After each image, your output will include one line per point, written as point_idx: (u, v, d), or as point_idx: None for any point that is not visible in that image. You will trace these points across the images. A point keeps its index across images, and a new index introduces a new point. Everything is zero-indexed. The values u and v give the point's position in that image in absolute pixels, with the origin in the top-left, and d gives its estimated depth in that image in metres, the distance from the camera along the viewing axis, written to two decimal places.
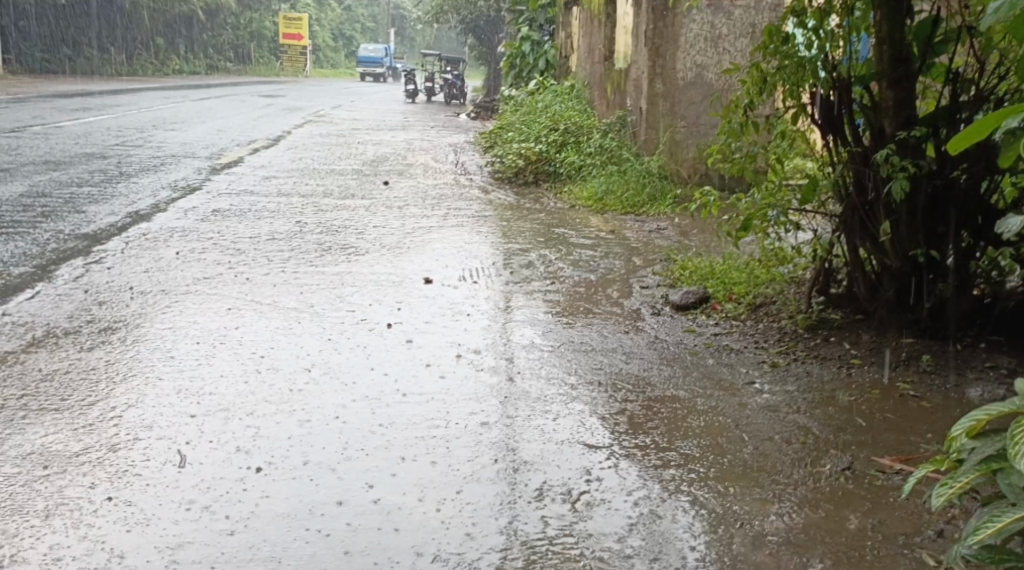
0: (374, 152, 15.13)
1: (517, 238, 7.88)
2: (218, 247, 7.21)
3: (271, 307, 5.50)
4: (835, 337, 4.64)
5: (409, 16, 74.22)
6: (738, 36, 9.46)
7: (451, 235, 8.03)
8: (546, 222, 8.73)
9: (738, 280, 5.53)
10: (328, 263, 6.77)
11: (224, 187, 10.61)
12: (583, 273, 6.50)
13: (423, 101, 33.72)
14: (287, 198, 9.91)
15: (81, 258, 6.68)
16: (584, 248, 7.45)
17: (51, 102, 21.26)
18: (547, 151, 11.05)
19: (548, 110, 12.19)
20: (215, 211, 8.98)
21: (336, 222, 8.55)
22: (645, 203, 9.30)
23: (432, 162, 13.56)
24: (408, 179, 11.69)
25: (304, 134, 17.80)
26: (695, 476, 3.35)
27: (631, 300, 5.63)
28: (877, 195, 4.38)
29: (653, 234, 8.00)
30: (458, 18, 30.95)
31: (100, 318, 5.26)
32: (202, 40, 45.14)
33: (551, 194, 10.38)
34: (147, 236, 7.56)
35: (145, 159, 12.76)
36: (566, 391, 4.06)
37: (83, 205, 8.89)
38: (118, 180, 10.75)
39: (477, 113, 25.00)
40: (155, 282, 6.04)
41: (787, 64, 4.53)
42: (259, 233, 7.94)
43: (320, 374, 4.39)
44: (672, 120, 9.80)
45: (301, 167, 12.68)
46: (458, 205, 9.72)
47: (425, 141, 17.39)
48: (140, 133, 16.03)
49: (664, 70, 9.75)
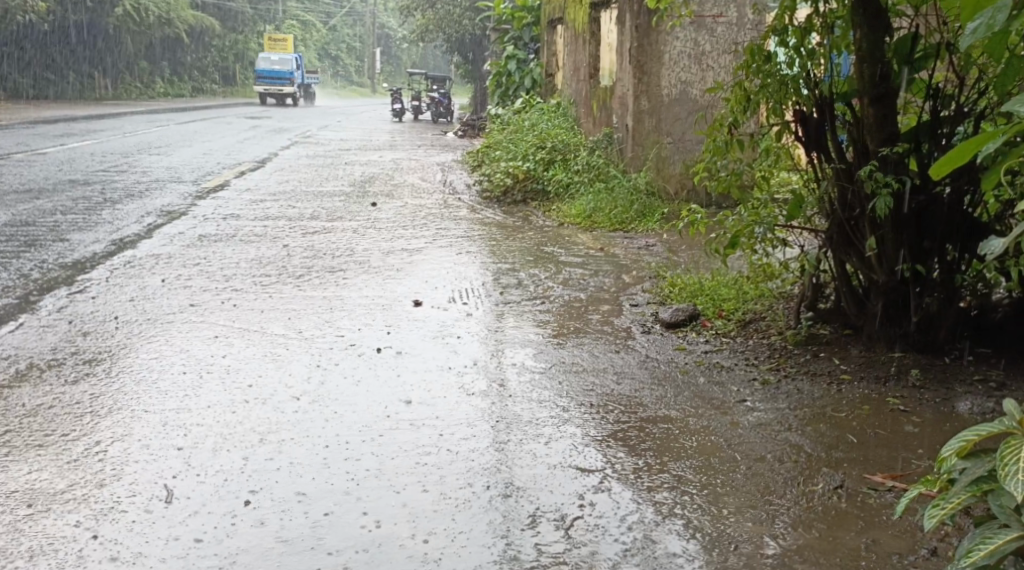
0: (362, 172, 15.15)
1: (506, 258, 7.89)
2: (206, 274, 7.19)
3: (259, 334, 5.48)
4: (823, 352, 4.63)
5: (395, 36, 74.44)
6: (721, 52, 9.62)
7: (440, 256, 8.03)
8: (534, 242, 8.74)
9: (727, 297, 5.53)
10: (316, 288, 6.76)
11: (210, 211, 10.61)
12: (572, 292, 6.50)
13: (410, 120, 33.82)
14: (274, 222, 9.91)
15: (66, 288, 6.66)
16: (572, 266, 7.44)
17: (36, 128, 21.25)
18: (534, 169, 11.08)
19: (534, 128, 12.23)
20: (202, 237, 8.97)
21: (324, 245, 8.54)
22: (633, 219, 9.31)
23: (419, 182, 13.58)
24: (396, 200, 11.71)
25: (291, 155, 17.83)
26: (687, 499, 3.34)
27: (621, 319, 5.63)
28: (862, 211, 4.39)
29: (641, 251, 8.02)
30: (443, 36, 31.18)
31: (86, 349, 5.24)
32: (188, 63, 45.18)
33: (538, 212, 10.40)
34: (133, 263, 7.55)
35: (131, 185, 12.73)
36: (557, 413, 4.06)
37: (68, 234, 8.87)
38: (103, 207, 10.72)
39: (464, 131, 25.04)
40: (140, 311, 6.03)
41: (770, 83, 4.57)
42: (246, 257, 7.93)
43: (309, 402, 4.38)
44: (658, 137, 9.88)
45: (288, 190, 12.66)
46: (445, 226, 9.72)
47: (413, 161, 17.44)
48: (126, 158, 16.01)
49: (649, 87, 9.75)
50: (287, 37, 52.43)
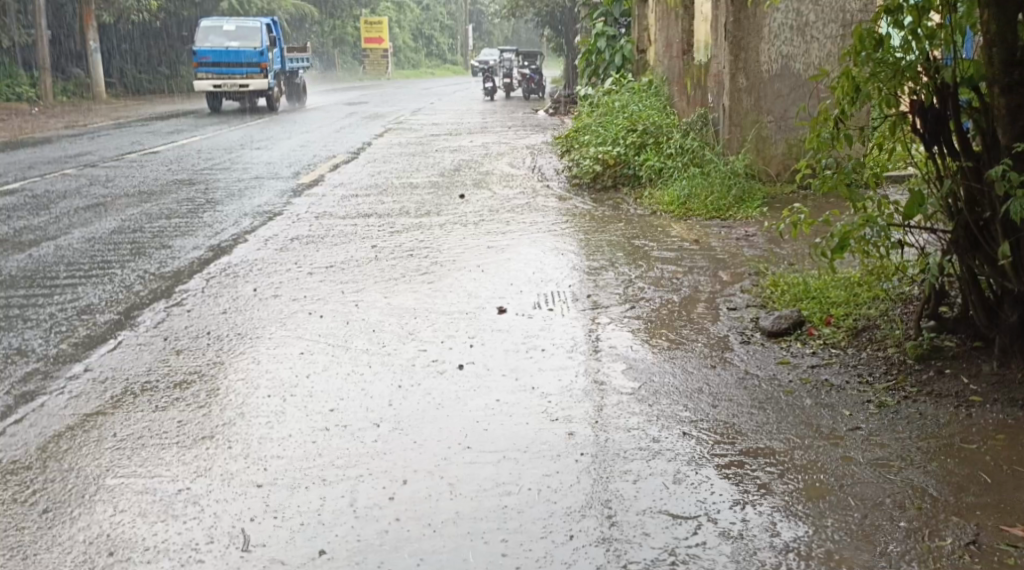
0: (452, 160, 14.91)
1: (597, 254, 7.53)
2: (297, 281, 7.01)
3: (344, 349, 5.23)
4: (949, 368, 4.21)
5: (486, 13, 74.29)
6: (827, 21, 9.12)
7: (531, 253, 7.71)
8: (629, 234, 8.36)
9: (837, 302, 5.11)
10: (403, 293, 6.52)
11: (306, 210, 10.46)
12: (665, 293, 6.15)
13: (503, 97, 33.57)
14: (365, 219, 9.71)
15: (164, 301, 6.50)
16: (668, 262, 7.05)
17: (145, 125, 21.61)
18: (625, 154, 10.68)
19: (626, 109, 11.80)
20: (295, 239, 8.82)
21: (412, 245, 8.30)
22: (731, 206, 8.84)
23: (510, 168, 13.28)
24: (486, 189, 11.44)
25: (384, 144, 17.73)
26: (810, 557, 2.96)
27: (718, 327, 5.23)
28: (992, 211, 4.02)
29: (739, 242, 7.61)
30: (533, 10, 30.87)
31: (178, 370, 5.03)
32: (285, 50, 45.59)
33: (630, 199, 9.99)
34: (230, 271, 7.38)
35: (232, 183, 12.71)
36: (648, 445, 3.70)
37: (169, 240, 8.77)
38: (203, 209, 10.64)
39: (555, 109, 24.67)
40: (233, 324, 5.81)
41: (879, 71, 4.21)
42: (333, 261, 7.72)
43: (389, 429, 4.10)
44: (757, 115, 9.37)
45: (381, 183, 12.47)
46: (535, 217, 9.40)
47: (503, 144, 17.16)
48: (227, 154, 16.08)
49: (746, 64, 9.24)
50: (382, 19, 52.64)
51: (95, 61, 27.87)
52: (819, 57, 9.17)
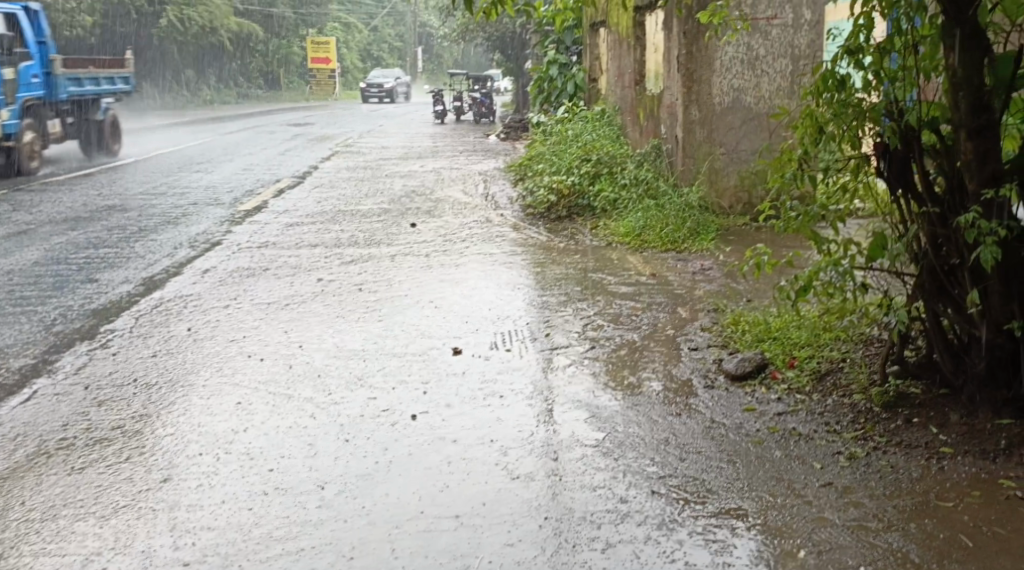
0: (401, 186, 14.69)
1: (551, 289, 7.37)
2: (237, 319, 6.77)
3: (286, 399, 5.00)
4: (917, 418, 4.05)
5: (436, 37, 74.31)
6: (777, 55, 9.12)
7: (483, 288, 7.54)
8: (582, 267, 8.23)
9: (800, 343, 4.98)
10: (353, 332, 6.32)
11: (247, 239, 10.21)
12: (623, 332, 6.00)
13: (452, 121, 33.45)
14: (309, 250, 9.49)
15: (88, 342, 6.25)
16: (623, 298, 6.91)
17: (82, 146, 21.14)
18: (579, 184, 10.57)
19: (578, 138, 11.71)
20: (236, 271, 8.55)
21: (360, 278, 8.09)
22: (687, 238, 8.74)
23: (460, 195, 13.10)
24: (436, 218, 11.23)
25: (332, 168, 17.47)
26: None
27: (680, 370, 5.09)
28: (960, 258, 3.91)
29: (695, 275, 7.51)
30: (483, 34, 30.88)
31: (98, 424, 4.77)
32: (232, 70, 45.22)
33: (584, 229, 9.85)
34: (161, 308, 7.13)
35: (169, 210, 12.38)
36: (614, 506, 3.54)
37: (99, 273, 8.49)
38: (138, 238, 10.35)
39: (506, 134, 24.60)
40: (164, 370, 5.55)
41: (842, 111, 4.14)
42: (277, 297, 7.50)
43: (335, 492, 3.89)
44: (710, 148, 9.29)
45: (327, 210, 12.24)
46: (485, 249, 9.22)
47: (454, 170, 16.99)
48: (166, 177, 15.72)
49: (699, 96, 9.21)
50: (330, 40, 52.34)
51: None
52: (768, 91, 9.19)
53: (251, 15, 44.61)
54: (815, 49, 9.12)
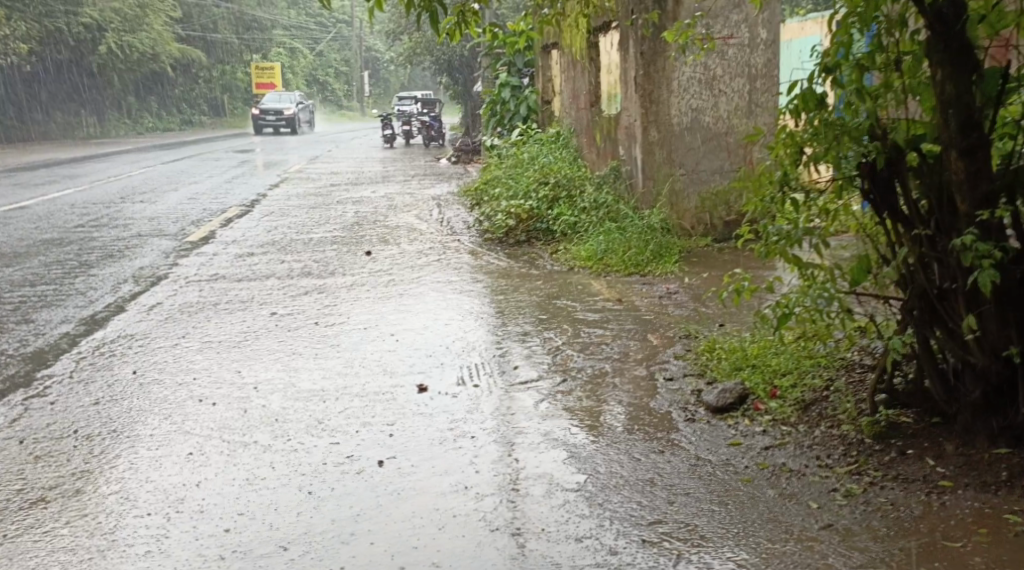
0: (354, 212, 14.44)
1: (516, 317, 7.17)
2: (187, 360, 6.51)
3: (240, 447, 4.80)
4: (912, 449, 3.89)
5: (383, 60, 74.08)
6: (734, 75, 9.00)
7: (445, 318, 7.32)
8: (544, 293, 8.03)
9: (779, 371, 4.76)
10: (312, 370, 6.06)
11: (194, 271, 9.92)
12: (595, 361, 5.81)
13: (402, 145, 33.20)
14: (260, 281, 9.21)
15: (24, 390, 6.05)
16: (592, 326, 6.70)
17: (22, 178, 20.68)
18: (538, 208, 10.38)
19: (535, 161, 11.55)
20: (186, 306, 8.28)
21: (316, 310, 7.81)
22: (650, 260, 8.55)
23: (415, 221, 12.88)
24: (392, 244, 11.00)
25: (282, 195, 17.17)
26: None
27: (658, 402, 4.91)
28: (953, 282, 3.77)
29: (662, 299, 7.35)
30: (432, 58, 30.81)
31: (36, 482, 4.56)
32: (176, 98, 44.69)
33: (544, 254, 9.67)
34: (102, 351, 6.87)
35: (112, 242, 12.06)
36: (605, 561, 3.42)
37: (38, 311, 8.18)
38: (82, 273, 10.04)
39: (458, 157, 24.44)
40: (108, 420, 5.35)
41: (823, 131, 3.98)
42: (228, 333, 7.22)
43: (298, 553, 3.67)
44: (670, 169, 9.11)
45: (277, 239, 11.97)
46: (442, 276, 9.02)
47: (408, 194, 16.75)
48: (110, 208, 15.38)
49: (658, 117, 9.04)
50: (276, 66, 51.93)
51: None
52: (726, 110, 9.06)
53: (195, 42, 44.13)
54: (772, 68, 9.05)
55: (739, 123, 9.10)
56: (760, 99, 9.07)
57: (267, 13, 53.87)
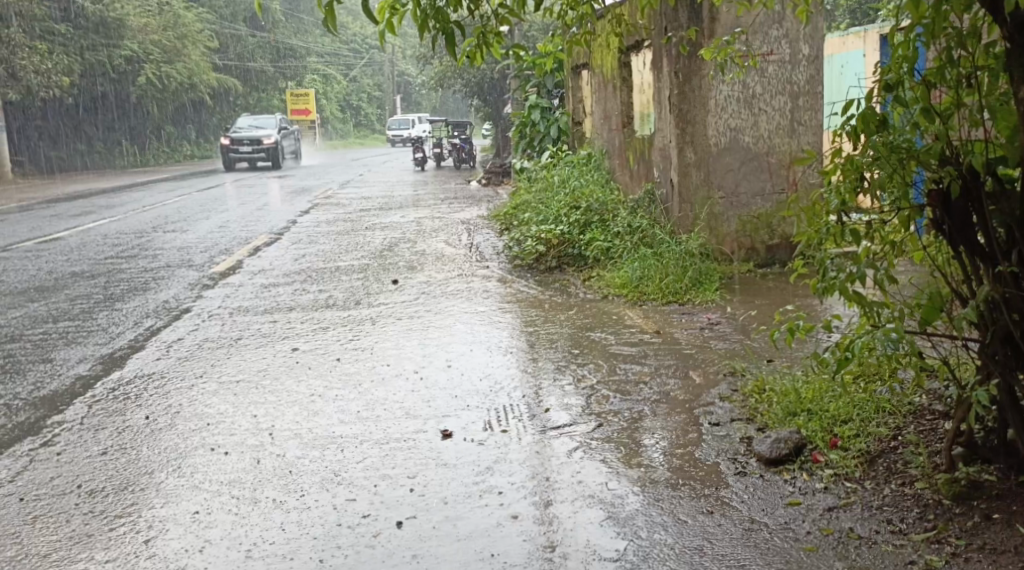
0: (382, 239, 14.08)
1: (548, 351, 6.76)
2: (202, 401, 6.11)
3: (250, 504, 4.41)
4: (998, 513, 3.55)
5: (413, 83, 74.14)
6: (774, 92, 8.57)
7: (473, 353, 6.92)
8: (577, 325, 7.60)
9: (840, 417, 4.36)
10: (330, 413, 5.66)
11: (217, 305, 9.55)
12: (633, 402, 5.39)
13: (432, 167, 32.97)
14: (284, 313, 8.82)
15: (33, 438, 5.64)
16: (629, 362, 6.26)
17: (52, 207, 20.49)
18: (569, 233, 9.97)
19: (565, 185, 11.15)
20: (206, 342, 7.90)
21: (338, 345, 7.42)
22: (689, 288, 8.12)
23: (444, 247, 12.50)
24: (420, 273, 10.61)
25: (311, 222, 16.87)
26: None
27: (702, 451, 4.49)
28: None
29: (703, 331, 6.93)
30: (462, 81, 30.60)
31: (29, 549, 4.18)
32: (209, 124, 44.70)
33: (578, 281, 9.26)
34: (118, 393, 6.43)
35: (138, 274, 11.73)
36: None
37: (56, 351, 7.80)
38: (103, 308, 9.69)
39: (488, 179, 24.14)
40: (114, 472, 4.94)
41: (886, 155, 3.58)
42: (248, 371, 6.82)
43: None
44: (708, 192, 8.69)
45: (305, 268, 11.59)
46: (472, 306, 8.61)
47: (436, 219, 16.41)
48: (137, 238, 15.09)
49: (694, 137, 8.59)
50: (307, 91, 51.98)
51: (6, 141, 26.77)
52: (766, 130, 8.63)
53: (228, 70, 44.16)
54: (815, 84, 8.59)
55: (781, 142, 8.66)
56: (802, 116, 8.63)
57: (298, 39, 54.03)
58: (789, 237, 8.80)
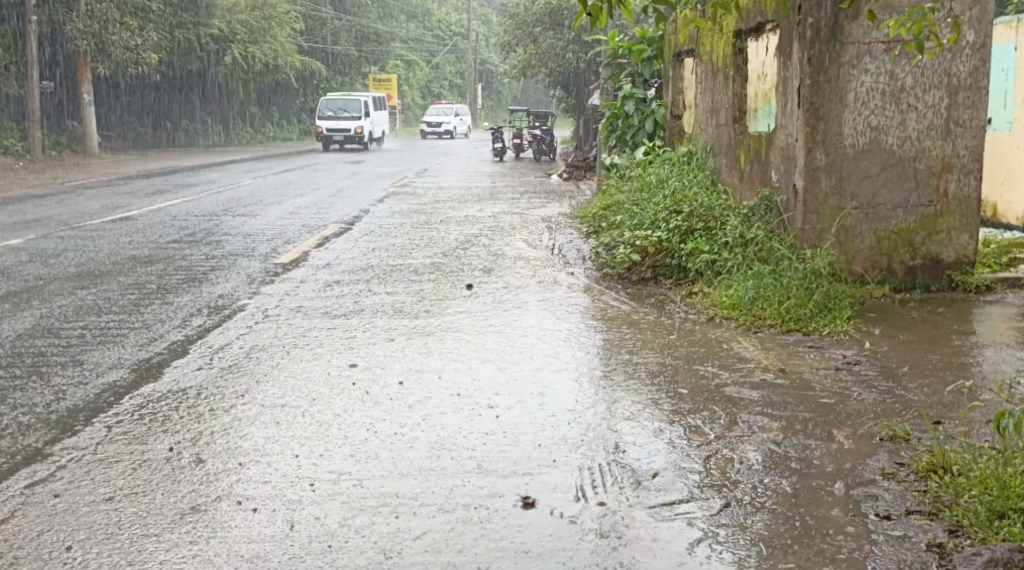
0: (459, 234, 13.00)
1: (652, 385, 5.65)
2: (240, 424, 5.03)
3: None
4: None
5: (496, 72, 73.14)
6: (927, 87, 7.57)
7: (556, 378, 5.85)
8: (680, 354, 6.42)
9: None
10: (391, 449, 4.67)
11: (276, 301, 8.49)
12: (767, 468, 4.27)
13: (512, 158, 31.95)
14: (346, 316, 7.78)
15: (35, 465, 4.61)
16: (751, 411, 5.08)
17: (126, 184, 19.78)
18: (668, 240, 8.80)
19: (665, 185, 10.02)
20: (256, 340, 6.87)
21: (400, 360, 6.30)
22: (814, 315, 7.02)
23: (526, 247, 11.40)
24: (499, 276, 9.50)
25: (385, 212, 15.89)
26: None
27: (876, 563, 3.43)
28: None
29: (836, 373, 5.79)
30: (547, 72, 29.56)
31: None
32: (292, 106, 44.05)
33: (677, 297, 8.13)
34: (143, 410, 5.30)
35: (199, 262, 10.76)
36: None
37: (89, 347, 6.78)
38: (155, 298, 8.71)
39: (570, 174, 23.06)
40: (116, 531, 3.96)
41: None
42: (295, 382, 5.79)
43: None
44: (840, 201, 7.69)
45: (376, 265, 10.54)
46: (560, 320, 7.51)
47: (517, 214, 15.33)
48: (204, 222, 14.18)
49: (827, 136, 7.59)
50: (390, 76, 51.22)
51: (90, 113, 26.28)
52: (915, 130, 7.63)
53: (312, 52, 43.59)
54: (978, 78, 7.58)
55: (933, 145, 7.65)
56: (960, 116, 7.62)
57: (385, 25, 53.33)
58: (935, 257, 7.78)
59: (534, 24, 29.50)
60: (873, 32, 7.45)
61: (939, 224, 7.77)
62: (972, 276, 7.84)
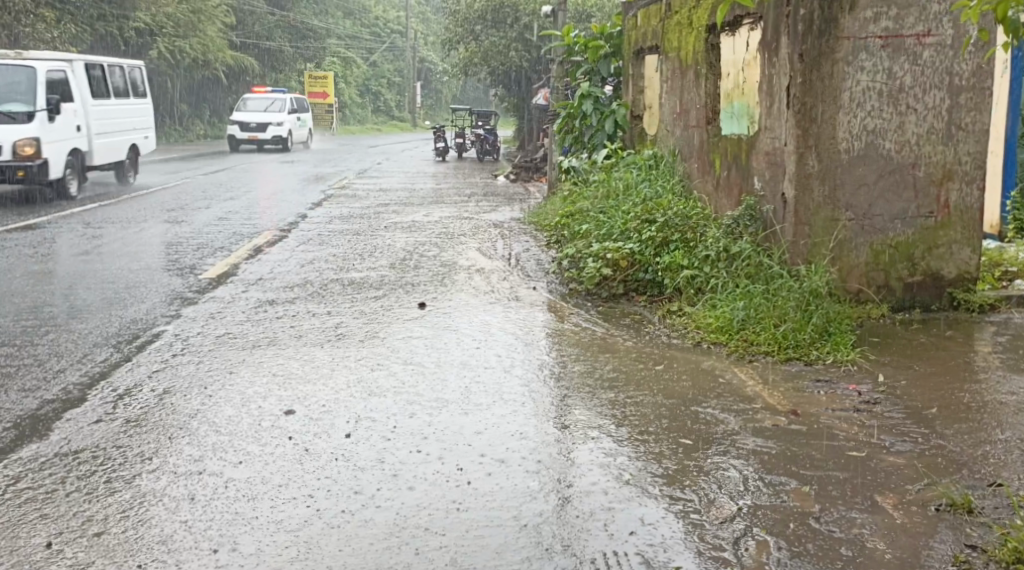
0: (403, 242, 12.06)
1: (645, 434, 4.81)
2: (138, 504, 4.12)
3: None
4: None
5: (436, 70, 71.91)
6: (928, 86, 6.81)
7: (531, 426, 4.97)
8: (668, 391, 5.60)
9: None
10: (335, 540, 3.81)
11: (198, 327, 7.49)
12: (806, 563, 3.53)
13: (455, 158, 30.97)
14: (280, 346, 6.82)
15: None
16: (770, 470, 4.27)
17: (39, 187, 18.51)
18: (641, 252, 7.98)
19: (634, 193, 9.20)
20: (173, 379, 5.90)
21: (346, 404, 5.38)
22: (813, 340, 6.25)
23: (478, 257, 10.51)
24: (451, 293, 8.60)
25: (323, 217, 14.88)
26: None
27: None
28: None
29: (855, 415, 4.99)
30: (488, 70, 28.63)
31: None
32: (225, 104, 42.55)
33: (654, 318, 7.31)
34: (20, 484, 4.33)
35: (111, 279, 9.69)
36: None
37: None
38: (55, 324, 7.66)
39: (516, 175, 22.16)
40: None
41: None
42: (222, 436, 4.86)
43: None
44: (834, 211, 6.92)
45: (313, 280, 9.57)
46: (525, 348, 6.64)
47: (465, 219, 14.41)
48: (120, 230, 13.04)
49: (819, 141, 6.82)
50: (326, 73, 49.80)
51: None
52: (914, 134, 6.87)
53: (245, 48, 42.14)
54: (982, 77, 6.85)
55: (933, 151, 6.90)
56: (963, 118, 6.88)
57: (321, 21, 51.97)
58: (935, 274, 7.02)
59: (474, 20, 28.32)
60: (870, 26, 6.68)
61: (939, 237, 7.03)
62: (974, 294, 7.11)
